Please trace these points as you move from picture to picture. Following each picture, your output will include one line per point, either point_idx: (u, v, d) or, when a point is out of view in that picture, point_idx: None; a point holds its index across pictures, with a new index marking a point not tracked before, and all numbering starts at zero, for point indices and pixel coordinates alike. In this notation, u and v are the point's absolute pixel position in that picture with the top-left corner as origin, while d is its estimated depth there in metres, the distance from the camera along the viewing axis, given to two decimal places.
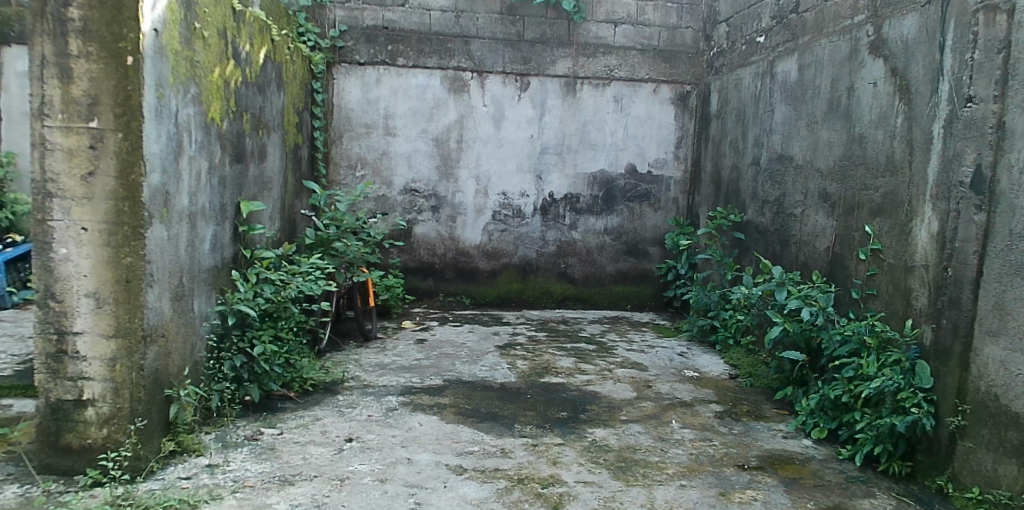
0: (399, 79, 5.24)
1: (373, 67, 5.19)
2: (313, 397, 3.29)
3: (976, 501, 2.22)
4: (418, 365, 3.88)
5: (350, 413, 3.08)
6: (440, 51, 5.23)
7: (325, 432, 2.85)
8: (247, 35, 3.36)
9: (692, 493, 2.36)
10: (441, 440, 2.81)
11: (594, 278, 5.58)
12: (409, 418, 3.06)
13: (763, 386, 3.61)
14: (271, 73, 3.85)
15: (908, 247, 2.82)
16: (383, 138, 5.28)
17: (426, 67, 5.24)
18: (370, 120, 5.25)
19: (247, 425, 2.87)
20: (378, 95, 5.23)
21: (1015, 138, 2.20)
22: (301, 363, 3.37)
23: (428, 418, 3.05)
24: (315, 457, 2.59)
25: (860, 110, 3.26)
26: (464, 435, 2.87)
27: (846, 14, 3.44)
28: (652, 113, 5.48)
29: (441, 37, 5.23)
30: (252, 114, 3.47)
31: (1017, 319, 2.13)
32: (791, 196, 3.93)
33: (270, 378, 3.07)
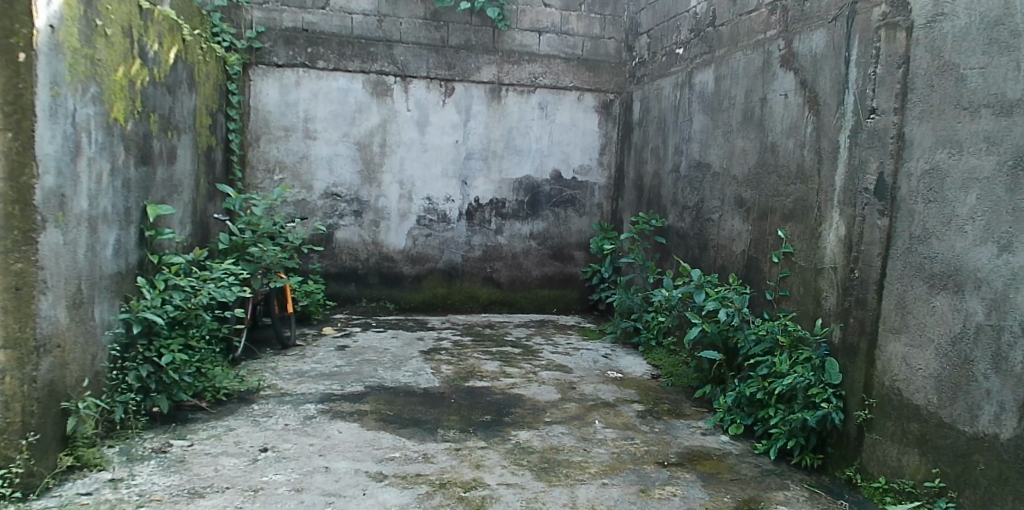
0: (319, 81, 5.06)
1: (292, 69, 5.01)
2: (226, 407, 3.10)
3: (882, 490, 2.35)
4: (338, 373, 3.74)
5: (265, 423, 2.93)
6: (362, 55, 5.11)
7: (238, 442, 2.69)
8: (156, 33, 3.15)
9: (613, 492, 2.38)
10: (361, 447, 2.71)
11: (520, 282, 5.58)
12: (328, 426, 2.93)
13: (683, 385, 3.70)
14: (182, 73, 3.63)
15: (817, 250, 2.96)
16: (302, 141, 5.09)
17: (348, 70, 5.10)
18: (288, 123, 5.06)
19: (154, 438, 2.67)
20: (297, 98, 5.04)
21: (913, 148, 2.35)
22: (214, 372, 3.17)
23: (348, 426, 2.94)
24: (228, 468, 2.43)
25: (772, 121, 3.41)
26: (386, 442, 2.78)
27: (759, 29, 3.59)
28: (576, 121, 5.55)
29: (364, 41, 5.11)
30: (160, 114, 3.25)
31: (916, 317, 2.28)
32: (709, 202, 4.06)
33: (180, 388, 2.87)
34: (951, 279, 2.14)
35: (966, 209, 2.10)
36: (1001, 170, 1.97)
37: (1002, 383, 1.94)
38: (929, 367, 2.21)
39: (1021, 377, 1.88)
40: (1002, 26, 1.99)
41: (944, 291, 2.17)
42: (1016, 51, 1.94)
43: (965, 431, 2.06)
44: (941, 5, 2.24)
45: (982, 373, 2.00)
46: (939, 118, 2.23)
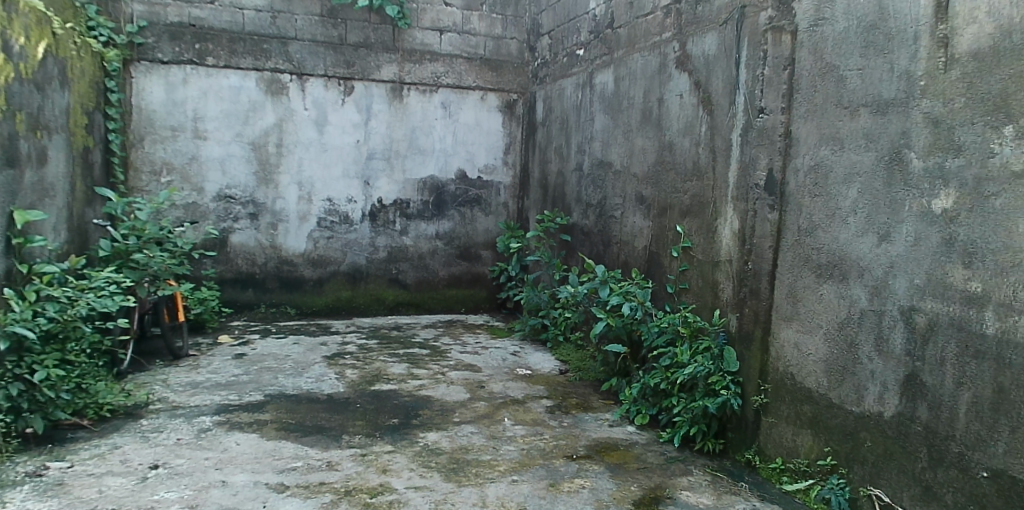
0: (209, 79, 4.76)
1: (179, 65, 4.68)
2: (112, 423, 2.80)
3: (779, 470, 2.47)
4: (235, 382, 3.50)
5: (155, 438, 2.68)
6: (254, 51, 4.84)
7: (125, 460, 2.44)
8: (22, 26, 2.83)
9: (523, 488, 2.35)
10: (261, 458, 2.53)
11: (427, 283, 5.46)
12: (225, 438, 2.73)
13: (591, 378, 3.74)
14: (54, 69, 3.28)
15: (713, 244, 3.06)
16: (191, 141, 4.76)
17: (240, 67, 4.82)
18: (175, 122, 4.72)
19: (28, 461, 2.37)
20: (184, 97, 4.72)
21: (799, 145, 2.48)
22: (97, 387, 2.83)
23: (247, 437, 2.75)
24: (114, 489, 2.20)
25: (668, 121, 3.51)
26: (287, 451, 2.62)
27: (655, 31, 3.70)
28: (480, 120, 5.49)
29: (256, 37, 4.85)
30: (28, 113, 2.93)
31: (806, 305, 2.41)
32: (612, 200, 4.14)
33: (57, 407, 2.58)
34: (837, 268, 2.28)
35: (848, 203, 2.24)
36: (879, 165, 2.12)
37: (885, 364, 2.07)
38: (819, 352, 2.34)
39: (901, 357, 2.02)
40: (877, 30, 2.13)
41: (831, 280, 2.30)
42: (889, 54, 2.09)
43: (853, 410, 2.19)
44: (822, 10, 2.38)
45: (866, 355, 2.14)
46: (823, 116, 2.37)
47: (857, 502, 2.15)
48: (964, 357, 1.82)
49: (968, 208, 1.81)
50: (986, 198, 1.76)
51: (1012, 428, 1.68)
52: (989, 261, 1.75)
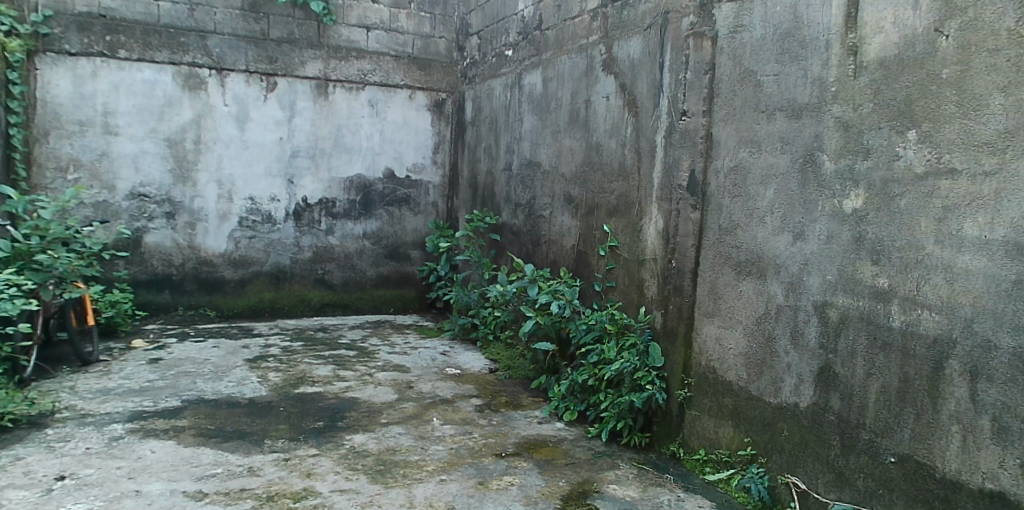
0: (121, 73, 4.50)
1: (88, 58, 4.40)
2: (14, 434, 2.58)
3: (702, 462, 2.55)
4: (151, 388, 3.30)
5: (61, 448, 2.48)
6: (170, 45, 4.62)
7: (28, 473, 2.25)
8: None
9: (451, 487, 2.33)
10: (178, 466, 2.39)
11: (355, 284, 5.30)
12: (138, 446, 2.56)
13: (520, 377, 3.75)
14: None
15: (638, 243, 3.13)
16: (101, 137, 4.48)
17: (154, 61, 4.58)
18: (84, 116, 4.43)
19: None
20: (94, 90, 4.44)
21: (719, 147, 2.57)
22: None
23: (163, 444, 2.59)
24: (14, 503, 2.03)
25: (595, 122, 3.57)
26: (206, 458, 2.48)
27: (582, 34, 3.75)
28: (408, 119, 5.38)
29: (172, 30, 4.62)
30: None
31: (726, 302, 2.51)
32: (541, 199, 4.17)
33: None
34: (755, 265, 2.37)
35: (765, 203, 2.33)
36: (793, 167, 2.22)
37: (800, 357, 2.17)
38: (739, 346, 2.43)
39: (815, 349, 2.12)
40: (792, 38, 2.24)
41: (750, 277, 2.40)
42: (803, 61, 2.19)
43: (771, 401, 2.29)
44: (741, 17, 2.47)
45: (783, 349, 2.24)
46: (742, 120, 2.46)
47: (775, 490, 2.24)
48: (873, 349, 1.93)
49: (876, 208, 1.92)
50: (892, 198, 1.88)
51: (916, 414, 1.79)
52: (896, 258, 1.86)
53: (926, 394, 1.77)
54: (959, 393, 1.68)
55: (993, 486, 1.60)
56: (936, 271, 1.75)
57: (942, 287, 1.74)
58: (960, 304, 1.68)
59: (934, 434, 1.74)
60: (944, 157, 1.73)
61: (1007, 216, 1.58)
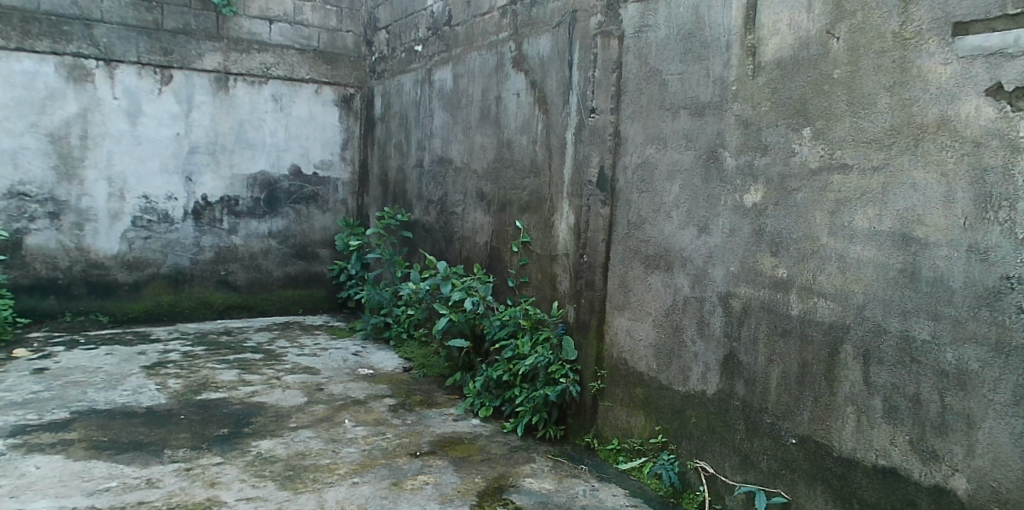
0: None
1: None
2: None
3: (615, 451, 2.61)
4: (35, 400, 2.99)
5: None
6: (53, 33, 4.23)
7: None
8: None
9: (365, 489, 2.25)
10: (65, 482, 2.18)
11: (260, 284, 5.04)
12: (20, 463, 2.31)
13: (435, 375, 3.69)
14: None
15: (550, 238, 3.15)
16: None
17: (35, 50, 4.18)
18: None
19: None
20: None
21: (627, 144, 2.63)
22: None
23: (49, 459, 2.35)
24: None
25: (506, 119, 3.56)
26: (98, 472, 2.28)
27: (492, 31, 3.73)
28: (315, 115, 5.16)
29: (54, 18, 4.22)
30: None
31: (636, 294, 2.57)
32: (453, 196, 4.12)
33: None
34: (663, 258, 2.45)
35: (671, 198, 2.41)
36: (697, 163, 2.30)
37: (706, 346, 2.26)
38: (648, 337, 2.51)
39: (720, 339, 2.21)
40: (695, 38, 2.32)
41: (658, 270, 2.47)
42: (705, 60, 2.28)
43: (680, 390, 2.37)
44: (647, 17, 2.54)
45: (690, 338, 2.33)
46: (648, 117, 2.53)
47: (684, 475, 2.32)
48: (773, 336, 2.03)
49: (774, 202, 2.03)
50: (789, 193, 1.98)
51: (815, 397, 1.90)
52: (793, 249, 1.97)
53: (823, 377, 1.88)
54: (852, 375, 1.80)
55: (885, 462, 1.72)
56: (830, 261, 1.86)
57: (836, 276, 1.85)
58: (853, 291, 1.80)
59: (831, 415, 1.85)
60: (836, 153, 1.84)
61: (893, 208, 1.70)
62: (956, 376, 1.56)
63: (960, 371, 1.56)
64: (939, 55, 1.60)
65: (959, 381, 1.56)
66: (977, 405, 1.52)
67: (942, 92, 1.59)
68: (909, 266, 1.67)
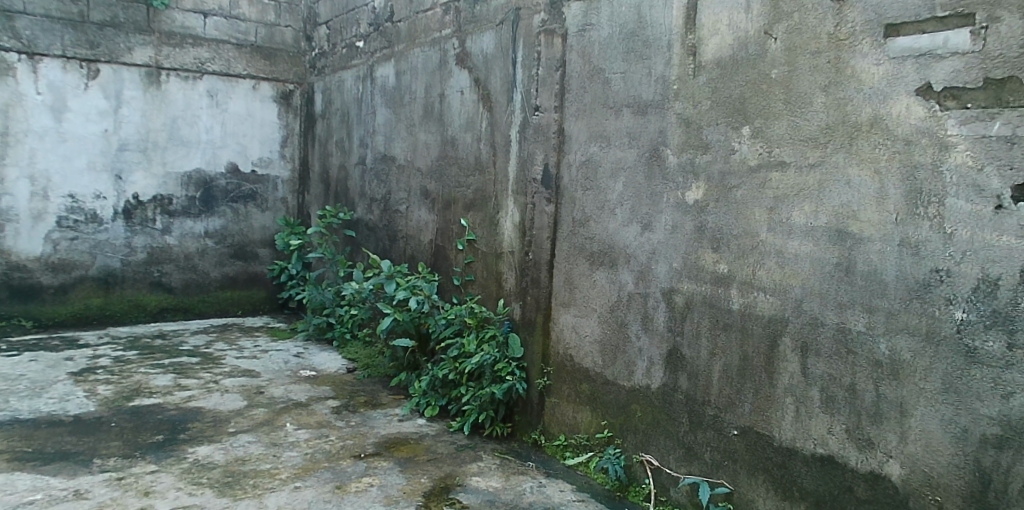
0: None
1: None
2: None
3: (563, 447, 2.61)
4: None
5: None
6: None
7: None
8: None
9: (307, 493, 2.19)
10: None
11: (197, 286, 4.82)
12: None
13: (380, 375, 3.62)
14: None
15: (496, 236, 3.13)
16: None
17: None
18: None
19: None
20: None
21: (571, 142, 2.65)
22: None
23: None
24: None
25: (450, 116, 3.53)
26: (20, 485, 2.13)
27: (435, 28, 3.69)
28: (253, 111, 4.97)
29: None
30: None
31: (581, 291, 2.59)
32: (396, 194, 4.06)
33: None
34: (607, 255, 2.47)
35: (615, 195, 2.43)
36: (640, 161, 2.33)
37: (650, 341, 2.30)
38: (594, 333, 2.53)
39: (663, 333, 2.25)
40: (637, 38, 2.35)
41: (602, 267, 2.49)
42: (647, 59, 2.31)
43: (625, 385, 2.40)
44: (589, 16, 2.55)
45: (634, 334, 2.36)
46: (592, 115, 2.54)
47: (630, 468, 2.35)
48: (715, 330, 2.08)
49: (714, 199, 2.07)
50: (729, 190, 2.03)
51: (755, 389, 1.96)
52: (733, 245, 2.02)
53: (763, 369, 1.93)
54: (791, 366, 1.86)
55: (823, 451, 1.78)
56: (769, 257, 1.92)
57: (775, 271, 1.90)
58: (790, 286, 1.86)
59: (771, 406, 1.91)
60: (774, 151, 1.90)
61: (829, 204, 1.76)
62: (889, 365, 1.63)
63: (893, 361, 1.62)
64: (871, 56, 1.66)
65: (892, 370, 1.62)
66: (909, 393, 1.59)
67: (875, 91, 1.65)
68: (843, 261, 1.73)
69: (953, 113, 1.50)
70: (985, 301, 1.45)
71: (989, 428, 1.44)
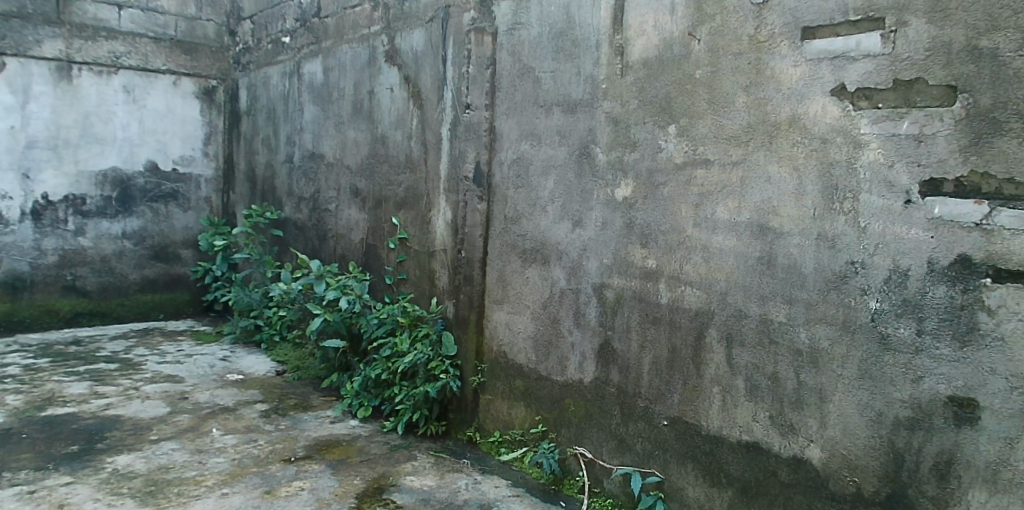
0: None
1: None
2: None
3: (498, 443, 2.62)
4: None
5: None
6: None
7: None
8: None
9: (234, 500, 2.10)
10: None
11: (115, 289, 4.55)
12: None
13: (311, 377, 3.51)
14: None
15: (428, 234, 3.10)
16: None
17: None
18: None
19: None
20: None
21: (502, 140, 2.65)
22: None
23: None
24: None
25: (380, 114, 3.46)
26: None
27: (363, 24, 3.60)
28: (173, 107, 4.71)
29: None
30: None
31: (514, 288, 2.60)
32: (325, 192, 3.95)
33: None
34: (539, 252, 2.49)
35: (546, 193, 2.45)
36: (571, 159, 2.36)
37: (583, 336, 2.33)
38: (527, 329, 2.54)
39: (595, 328, 2.28)
40: (567, 37, 2.37)
41: (535, 263, 2.51)
42: (576, 59, 2.34)
43: (558, 380, 2.42)
44: (519, 15, 2.56)
45: (567, 329, 2.39)
46: (523, 113, 2.55)
47: (564, 462, 2.38)
48: (645, 323, 2.13)
49: (643, 196, 2.12)
50: (657, 187, 2.08)
51: (684, 380, 2.02)
52: (661, 240, 2.07)
53: (691, 361, 2.00)
54: (717, 357, 1.93)
55: (748, 437, 1.85)
56: (695, 252, 1.98)
57: (700, 266, 1.97)
58: (716, 279, 1.92)
59: (699, 396, 1.97)
60: (698, 149, 1.96)
61: (750, 200, 1.84)
62: (809, 354, 1.71)
63: (812, 349, 1.70)
64: (789, 58, 1.74)
65: (812, 358, 1.71)
66: (827, 380, 1.67)
67: (793, 91, 1.73)
68: (765, 255, 1.81)
69: (866, 113, 1.59)
70: (896, 291, 1.54)
71: (900, 411, 1.53)
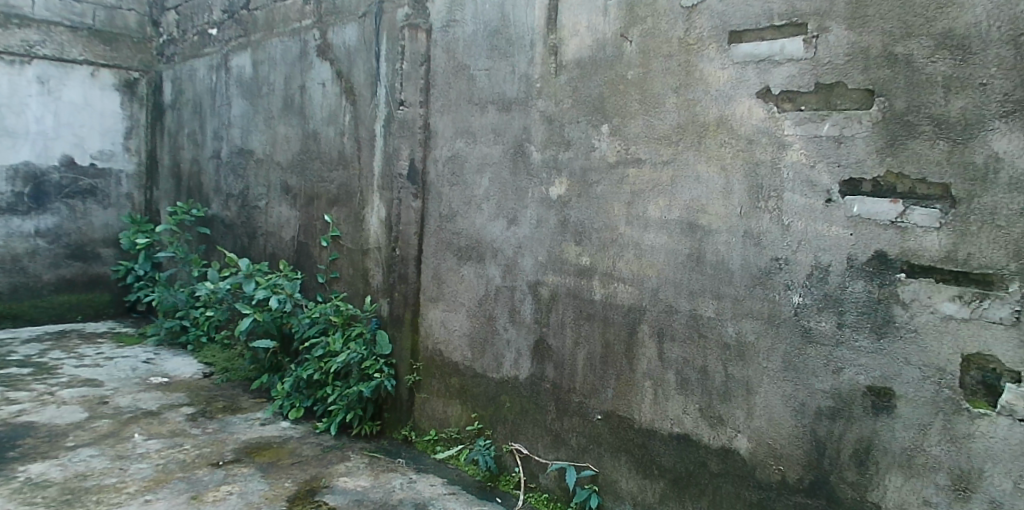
0: None
1: None
2: None
3: (434, 441, 2.58)
4: None
5: None
6: None
7: None
8: None
9: (158, 507, 1.99)
10: None
11: (27, 289, 4.23)
12: None
13: (240, 379, 3.35)
14: None
15: (361, 232, 3.02)
16: None
17: None
18: None
19: None
20: None
21: (437, 138, 2.61)
22: None
23: None
24: None
25: (311, 109, 3.35)
26: None
27: (294, 17, 3.47)
28: (93, 100, 4.41)
29: None
30: None
31: (448, 285, 2.57)
32: (254, 189, 3.79)
33: None
34: (474, 250, 2.47)
35: (481, 190, 2.44)
36: (506, 157, 2.35)
37: (518, 333, 2.32)
38: (462, 327, 2.51)
39: (530, 325, 2.28)
40: (501, 36, 2.36)
41: (470, 261, 2.49)
42: (511, 58, 2.33)
43: (494, 377, 2.41)
44: (454, 12, 2.53)
45: (502, 326, 2.37)
46: (458, 110, 2.52)
47: (500, 458, 2.37)
48: (579, 320, 2.14)
49: (577, 194, 2.13)
50: (590, 185, 2.10)
51: (618, 375, 2.04)
52: (595, 238, 2.09)
53: (624, 356, 2.02)
54: (649, 352, 1.96)
55: (678, 430, 1.89)
56: (627, 249, 2.00)
57: (632, 263, 1.99)
58: (648, 276, 1.96)
59: (631, 391, 2.00)
60: (631, 148, 1.99)
61: (681, 198, 1.88)
62: (736, 348, 1.76)
63: (739, 343, 1.76)
64: (717, 61, 1.79)
65: (739, 351, 1.76)
66: (754, 373, 1.73)
67: (721, 93, 1.78)
68: (694, 251, 1.85)
69: (790, 114, 1.65)
70: (818, 286, 1.61)
71: (823, 401, 1.60)
